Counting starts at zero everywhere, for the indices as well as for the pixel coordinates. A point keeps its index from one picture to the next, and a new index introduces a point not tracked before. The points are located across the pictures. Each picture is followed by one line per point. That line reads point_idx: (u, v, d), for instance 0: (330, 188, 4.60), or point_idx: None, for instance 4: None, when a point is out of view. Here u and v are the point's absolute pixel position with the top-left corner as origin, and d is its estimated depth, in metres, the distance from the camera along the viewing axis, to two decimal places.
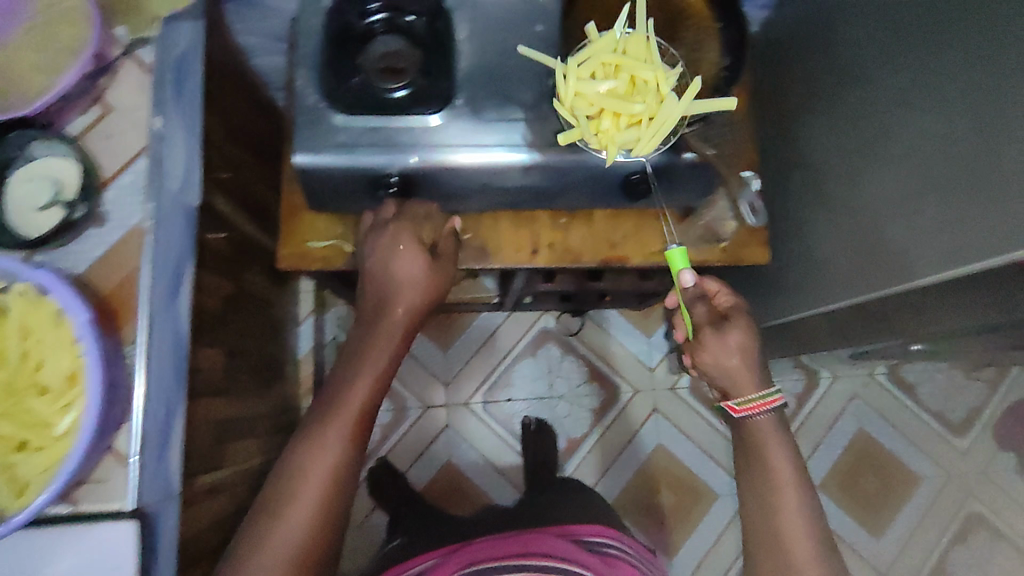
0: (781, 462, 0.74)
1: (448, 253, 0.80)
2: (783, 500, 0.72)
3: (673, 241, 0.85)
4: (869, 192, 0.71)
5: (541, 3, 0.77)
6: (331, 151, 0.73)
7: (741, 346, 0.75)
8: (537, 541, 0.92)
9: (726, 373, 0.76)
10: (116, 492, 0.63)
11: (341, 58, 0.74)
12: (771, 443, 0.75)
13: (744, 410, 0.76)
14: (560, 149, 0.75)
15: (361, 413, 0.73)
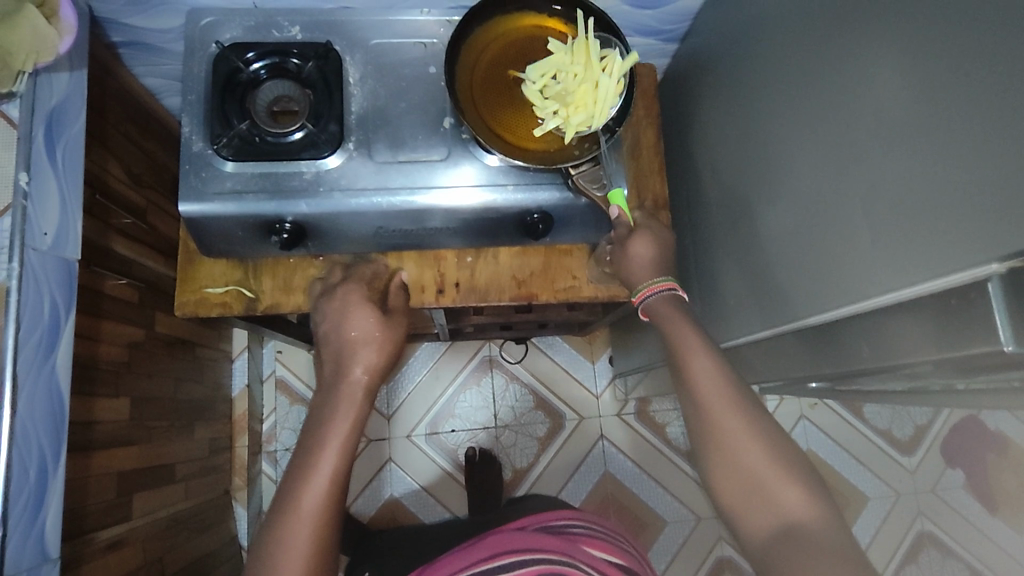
0: (698, 355, 0.59)
1: (400, 306, 0.75)
2: (723, 418, 0.55)
3: (581, 277, 0.85)
4: (772, 224, 0.70)
5: (434, 46, 0.79)
6: (219, 199, 0.72)
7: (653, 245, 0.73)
8: (503, 539, 0.78)
9: (629, 269, 0.72)
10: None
11: (227, 103, 0.74)
12: (672, 325, 0.64)
13: (642, 298, 0.69)
14: (456, 191, 0.74)
15: (330, 494, 0.58)
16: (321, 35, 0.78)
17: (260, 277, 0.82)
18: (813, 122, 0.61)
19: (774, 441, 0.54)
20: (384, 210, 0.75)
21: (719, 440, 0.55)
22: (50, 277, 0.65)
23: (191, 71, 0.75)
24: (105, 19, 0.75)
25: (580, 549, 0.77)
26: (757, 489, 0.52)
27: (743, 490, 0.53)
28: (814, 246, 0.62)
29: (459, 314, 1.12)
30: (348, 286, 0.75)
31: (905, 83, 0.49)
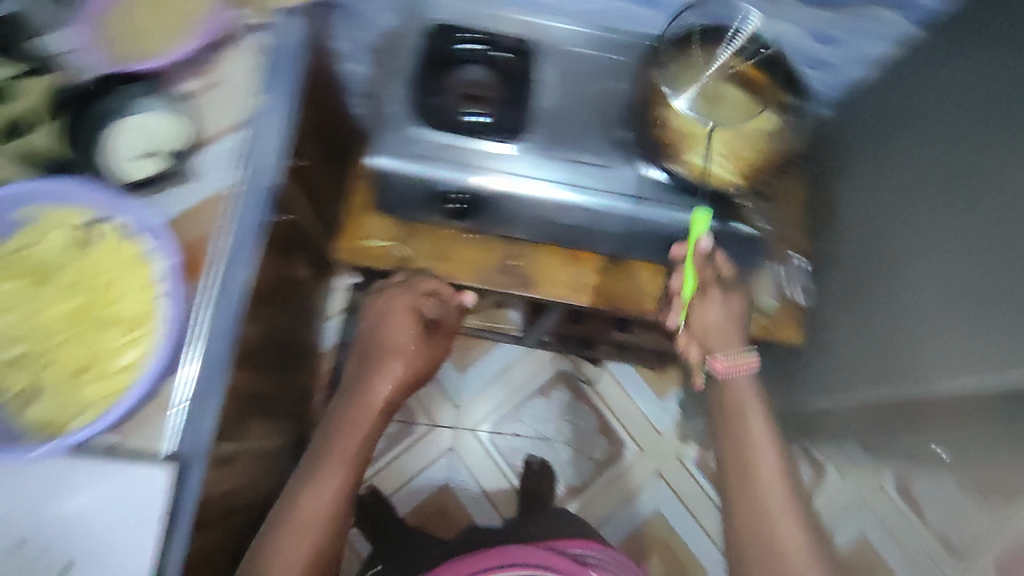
0: (757, 423, 0.75)
1: (447, 325, 0.90)
2: (760, 452, 0.73)
3: (715, 306, 0.87)
4: (915, 292, 0.71)
5: (622, 63, 0.84)
6: (407, 158, 0.77)
7: (725, 314, 0.82)
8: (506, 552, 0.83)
9: (704, 325, 0.82)
10: (153, 435, 0.59)
11: (430, 75, 0.80)
12: (746, 399, 0.78)
13: (728, 369, 0.79)
14: (620, 198, 0.79)
15: (339, 499, 0.75)
16: (522, 33, 0.84)
17: (416, 241, 0.87)
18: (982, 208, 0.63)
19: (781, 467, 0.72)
20: (550, 202, 0.79)
21: (751, 469, 0.72)
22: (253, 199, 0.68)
23: (400, 41, 0.81)
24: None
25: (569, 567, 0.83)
26: (762, 518, 0.68)
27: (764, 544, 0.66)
28: (951, 326, 0.64)
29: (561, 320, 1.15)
30: (397, 289, 0.87)
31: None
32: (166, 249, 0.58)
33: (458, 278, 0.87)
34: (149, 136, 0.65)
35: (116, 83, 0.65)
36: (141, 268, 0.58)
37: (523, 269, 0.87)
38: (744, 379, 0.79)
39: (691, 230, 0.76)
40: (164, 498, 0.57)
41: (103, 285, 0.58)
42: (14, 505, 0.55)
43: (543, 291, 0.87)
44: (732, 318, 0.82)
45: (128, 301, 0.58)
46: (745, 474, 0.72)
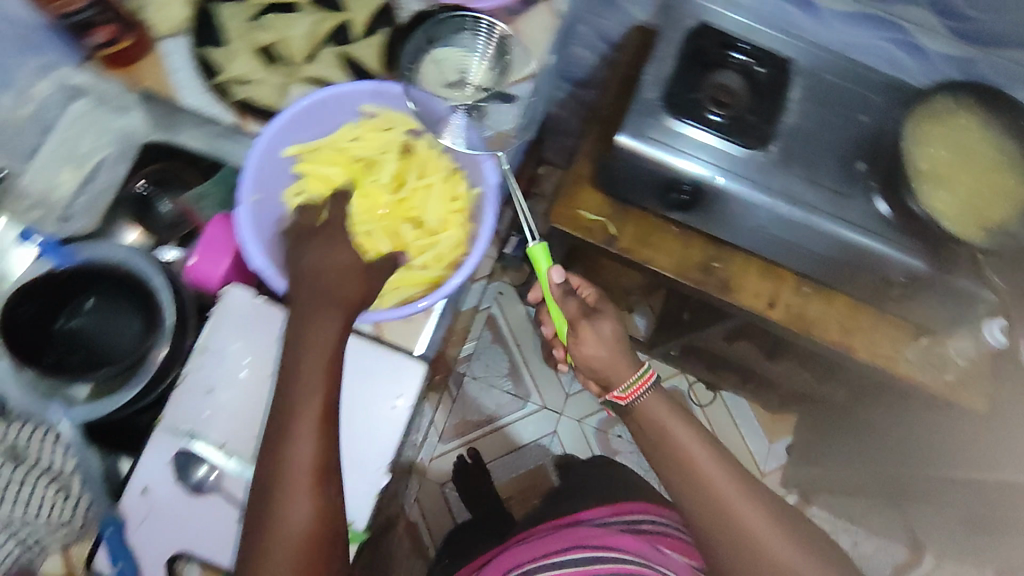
0: (702, 454, 0.71)
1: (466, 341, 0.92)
2: (709, 475, 0.70)
3: (903, 352, 0.90)
4: None
5: (870, 98, 0.85)
6: (653, 142, 0.81)
7: (615, 337, 0.74)
8: (572, 532, 0.87)
9: (613, 364, 0.73)
10: (410, 334, 0.66)
11: (692, 72, 0.83)
12: (667, 420, 0.73)
13: (631, 394, 0.73)
14: (844, 223, 0.81)
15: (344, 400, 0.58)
16: (782, 50, 0.85)
17: (626, 220, 0.91)
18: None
19: (739, 488, 0.70)
20: (778, 214, 0.82)
21: (696, 486, 0.70)
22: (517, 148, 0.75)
23: (668, 35, 0.84)
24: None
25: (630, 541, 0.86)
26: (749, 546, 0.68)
27: (727, 536, 0.69)
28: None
29: (712, 336, 1.15)
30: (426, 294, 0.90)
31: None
32: (490, 172, 0.64)
33: (660, 264, 0.90)
34: (462, 68, 0.68)
35: (445, 14, 0.66)
36: (450, 182, 0.67)
37: (724, 273, 0.91)
38: (652, 395, 0.74)
39: (535, 265, 0.74)
40: (417, 387, 0.63)
41: (412, 188, 0.67)
42: (245, 326, 0.61)
43: (739, 298, 0.90)
44: (625, 359, 0.74)
45: (436, 208, 0.67)
46: (694, 495, 0.70)
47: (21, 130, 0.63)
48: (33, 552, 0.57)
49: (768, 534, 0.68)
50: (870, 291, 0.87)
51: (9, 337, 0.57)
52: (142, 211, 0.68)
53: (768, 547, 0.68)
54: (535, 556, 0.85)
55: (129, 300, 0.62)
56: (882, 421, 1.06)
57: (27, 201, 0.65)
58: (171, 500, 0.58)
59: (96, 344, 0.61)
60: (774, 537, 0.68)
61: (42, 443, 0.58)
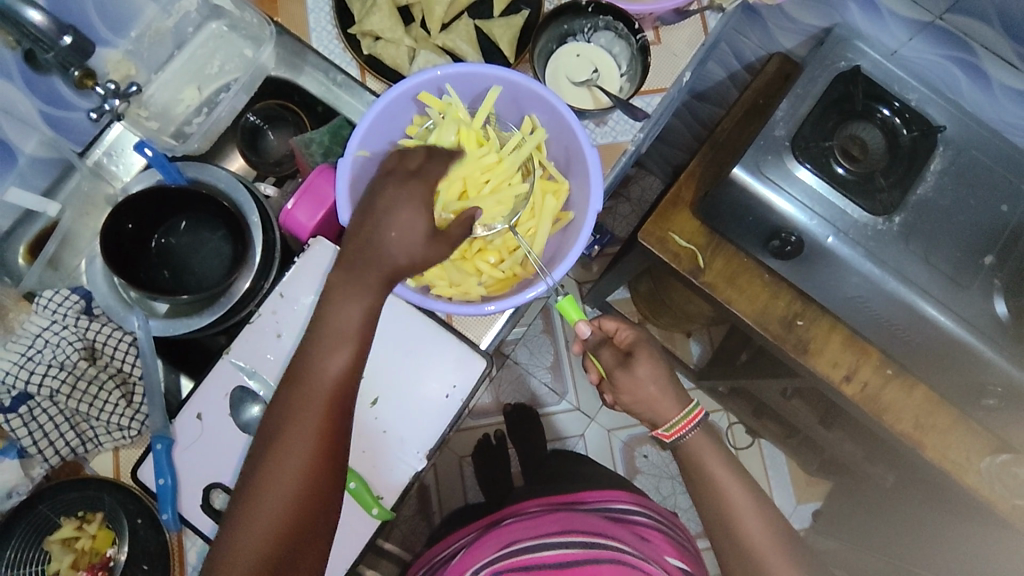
0: (719, 469, 0.66)
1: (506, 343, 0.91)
2: (732, 492, 0.66)
3: (975, 462, 0.84)
4: None
5: (1018, 187, 0.77)
6: (769, 182, 0.76)
7: (655, 375, 0.66)
8: (571, 517, 0.75)
9: (648, 397, 0.66)
10: (480, 330, 0.67)
11: (829, 118, 0.77)
12: (707, 455, 0.67)
13: (677, 432, 0.67)
14: (955, 317, 0.75)
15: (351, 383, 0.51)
16: (933, 115, 0.78)
17: (716, 254, 0.87)
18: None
19: (759, 506, 0.66)
20: (885, 289, 0.76)
21: (726, 523, 0.65)
22: (627, 162, 0.71)
23: (812, 74, 0.78)
24: (765, 4, 0.82)
25: (642, 543, 0.73)
26: None
27: (739, 554, 0.64)
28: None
29: (770, 387, 1.10)
30: None
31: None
32: (599, 197, 0.59)
33: (741, 308, 0.86)
34: (594, 67, 0.68)
35: (592, 12, 0.68)
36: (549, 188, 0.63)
37: (805, 333, 0.86)
38: (696, 435, 0.68)
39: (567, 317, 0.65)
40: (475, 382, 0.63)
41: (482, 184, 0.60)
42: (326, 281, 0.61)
43: (815, 363, 0.86)
44: (672, 395, 0.66)
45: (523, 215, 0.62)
46: (718, 511, 0.66)
47: (160, 40, 0.68)
48: (87, 448, 0.60)
49: None
50: (961, 392, 0.81)
51: (111, 248, 0.58)
52: (251, 142, 0.70)
53: None
54: (529, 536, 0.73)
55: (226, 229, 0.64)
56: (934, 524, 0.98)
57: (147, 111, 0.68)
58: (221, 431, 0.60)
59: (182, 265, 0.64)
60: None
61: (117, 346, 0.61)
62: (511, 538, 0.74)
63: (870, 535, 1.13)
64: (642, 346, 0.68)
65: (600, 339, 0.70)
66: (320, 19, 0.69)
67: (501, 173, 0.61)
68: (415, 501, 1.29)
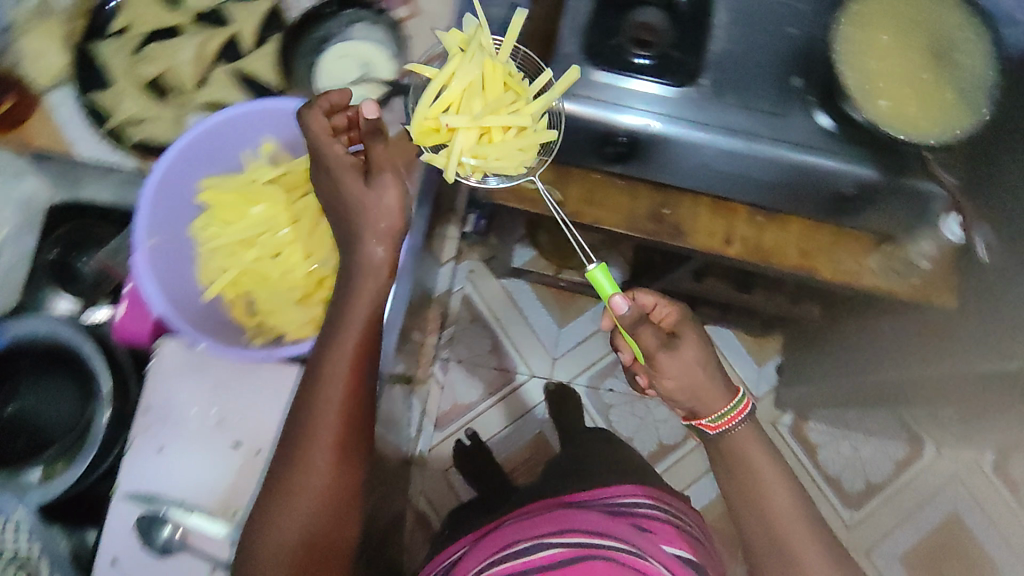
0: (767, 467, 0.75)
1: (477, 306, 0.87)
2: (761, 466, 0.76)
3: (867, 266, 0.86)
4: None
5: (798, 8, 0.80)
6: (580, 100, 0.78)
7: (698, 361, 0.74)
8: (569, 519, 0.76)
9: (705, 387, 0.74)
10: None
11: (606, 16, 0.79)
12: (751, 446, 0.76)
13: (723, 423, 0.75)
14: (793, 145, 0.78)
15: (333, 474, 0.62)
16: None
17: (568, 183, 0.87)
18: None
19: (780, 474, 0.76)
20: (720, 148, 0.79)
21: (752, 490, 0.75)
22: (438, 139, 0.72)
23: None
24: None
25: (650, 544, 0.75)
26: (784, 543, 0.73)
27: (755, 514, 0.75)
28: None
29: (680, 277, 1.14)
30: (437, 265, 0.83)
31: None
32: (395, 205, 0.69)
33: (610, 224, 0.87)
34: (360, 61, 0.74)
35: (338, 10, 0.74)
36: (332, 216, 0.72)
37: (673, 219, 0.87)
38: (742, 429, 0.76)
39: (597, 291, 0.71)
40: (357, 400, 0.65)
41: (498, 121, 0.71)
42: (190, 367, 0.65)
43: (694, 241, 0.87)
44: (718, 386, 0.74)
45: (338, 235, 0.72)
46: (749, 488, 0.75)
47: None
48: None
49: (804, 545, 0.73)
50: (827, 209, 0.83)
51: None
52: (66, 276, 0.74)
53: (798, 550, 0.73)
54: (530, 539, 0.73)
55: (72, 376, 0.65)
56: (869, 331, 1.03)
57: None
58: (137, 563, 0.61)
59: (39, 421, 0.65)
60: (808, 548, 0.73)
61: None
62: (510, 540, 0.76)
63: (831, 363, 1.18)
64: (685, 331, 0.76)
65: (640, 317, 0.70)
66: (78, 129, 0.72)
67: (515, 113, 0.72)
68: (418, 528, 1.30)
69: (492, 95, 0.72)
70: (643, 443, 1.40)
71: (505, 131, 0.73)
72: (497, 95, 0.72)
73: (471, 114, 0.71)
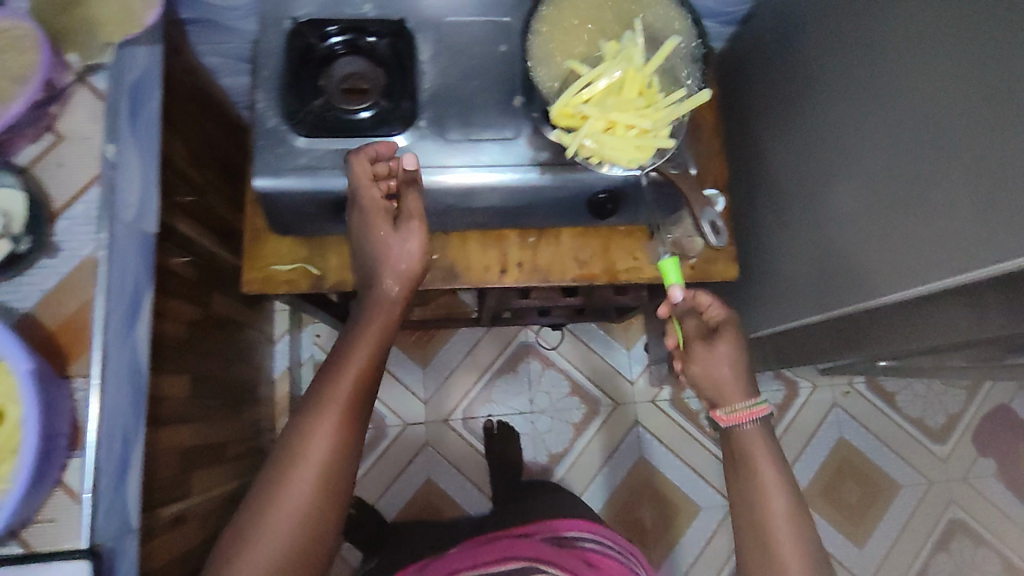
0: (768, 465, 0.64)
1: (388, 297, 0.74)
2: (762, 466, 0.64)
3: (643, 259, 0.85)
4: (872, 165, 0.67)
5: (505, 23, 0.77)
6: (293, 174, 0.72)
7: (732, 359, 0.68)
8: (513, 545, 0.89)
9: (710, 371, 0.68)
10: (71, 531, 0.61)
11: (302, 79, 0.73)
12: (759, 452, 0.65)
13: (731, 419, 0.67)
14: (529, 167, 0.75)
15: (335, 459, 0.62)
16: (395, 10, 0.76)
17: (326, 253, 0.81)
18: (939, 82, 0.56)
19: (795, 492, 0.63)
20: (462, 189, 0.75)
21: (759, 495, 0.63)
22: (128, 257, 0.66)
23: (264, 51, 0.74)
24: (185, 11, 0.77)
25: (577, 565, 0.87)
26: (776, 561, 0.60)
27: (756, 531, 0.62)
28: (873, 230, 0.67)
29: (505, 298, 1.13)
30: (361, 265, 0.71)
31: (984, 72, 0.52)
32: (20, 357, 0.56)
33: None
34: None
35: None
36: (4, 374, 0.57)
37: (444, 262, 0.83)
38: (754, 431, 0.66)
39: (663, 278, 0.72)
40: None
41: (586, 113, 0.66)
42: None
43: (466, 279, 0.84)
44: (739, 379, 0.68)
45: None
46: (751, 487, 0.63)
47: None
48: None
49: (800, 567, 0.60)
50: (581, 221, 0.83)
51: None
52: None
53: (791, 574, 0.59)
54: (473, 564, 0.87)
55: None
56: None
57: None
58: None
59: None
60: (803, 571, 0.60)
61: None
62: (458, 565, 0.89)
63: None
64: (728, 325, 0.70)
65: (690, 307, 0.72)
66: None
67: (641, 114, 0.66)
68: None
69: (625, 95, 0.66)
70: (534, 459, 1.39)
71: (628, 125, 0.66)
72: (649, 102, 0.67)
73: (602, 107, 0.66)
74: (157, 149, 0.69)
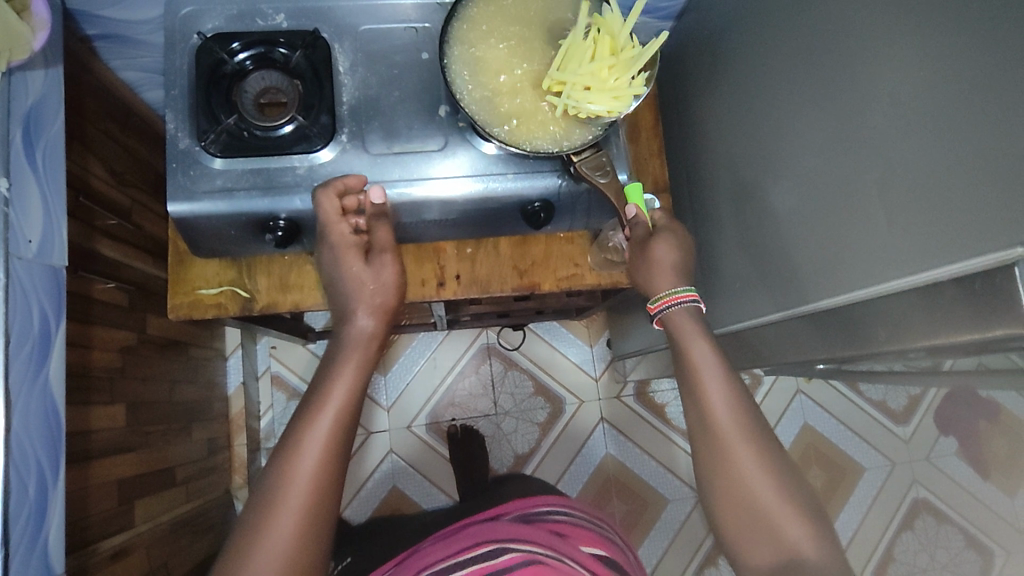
0: (715, 384, 0.60)
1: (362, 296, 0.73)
2: (711, 390, 0.60)
3: (585, 266, 0.83)
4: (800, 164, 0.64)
5: (425, 29, 0.75)
6: (209, 197, 0.69)
7: (672, 264, 0.69)
8: (486, 528, 0.78)
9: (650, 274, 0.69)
10: None
11: (212, 96, 0.69)
12: (699, 359, 0.62)
13: (660, 305, 0.67)
14: (459, 180, 0.72)
15: (337, 439, 0.59)
16: (309, 20, 0.74)
17: (255, 274, 0.79)
18: (849, 80, 0.56)
19: (756, 432, 0.58)
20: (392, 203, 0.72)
21: (722, 445, 0.58)
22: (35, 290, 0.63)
23: (172, 69, 0.71)
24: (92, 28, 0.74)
25: (568, 546, 0.75)
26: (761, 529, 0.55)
27: (733, 491, 0.56)
28: (807, 231, 0.65)
29: (456, 304, 1.11)
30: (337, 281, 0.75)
31: (890, 72, 0.51)
32: None
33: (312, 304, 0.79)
34: None
35: None
36: None
37: None
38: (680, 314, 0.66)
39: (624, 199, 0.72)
40: None
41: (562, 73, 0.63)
42: None
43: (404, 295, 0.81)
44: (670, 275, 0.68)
45: None
46: (712, 432, 0.59)
47: None
48: None
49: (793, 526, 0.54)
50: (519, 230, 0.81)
51: None
52: None
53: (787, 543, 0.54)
54: (445, 555, 0.75)
55: None
56: None
57: None
58: None
59: None
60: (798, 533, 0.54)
61: None
62: (429, 560, 0.76)
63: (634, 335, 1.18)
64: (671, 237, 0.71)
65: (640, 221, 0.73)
66: None
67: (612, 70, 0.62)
68: None
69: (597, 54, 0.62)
70: (499, 461, 1.37)
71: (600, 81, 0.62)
72: (622, 53, 0.62)
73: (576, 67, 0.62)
74: (56, 178, 0.67)
